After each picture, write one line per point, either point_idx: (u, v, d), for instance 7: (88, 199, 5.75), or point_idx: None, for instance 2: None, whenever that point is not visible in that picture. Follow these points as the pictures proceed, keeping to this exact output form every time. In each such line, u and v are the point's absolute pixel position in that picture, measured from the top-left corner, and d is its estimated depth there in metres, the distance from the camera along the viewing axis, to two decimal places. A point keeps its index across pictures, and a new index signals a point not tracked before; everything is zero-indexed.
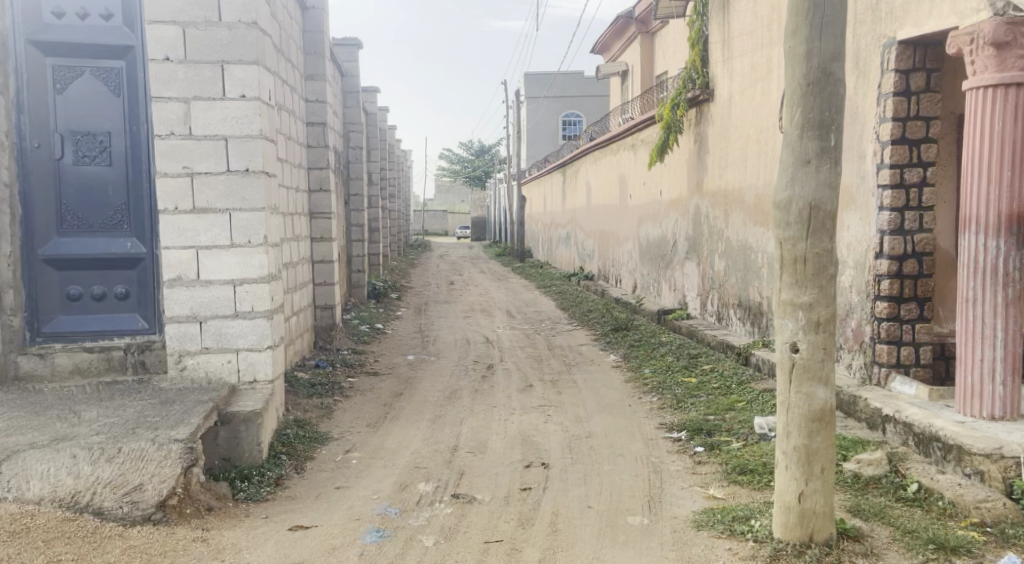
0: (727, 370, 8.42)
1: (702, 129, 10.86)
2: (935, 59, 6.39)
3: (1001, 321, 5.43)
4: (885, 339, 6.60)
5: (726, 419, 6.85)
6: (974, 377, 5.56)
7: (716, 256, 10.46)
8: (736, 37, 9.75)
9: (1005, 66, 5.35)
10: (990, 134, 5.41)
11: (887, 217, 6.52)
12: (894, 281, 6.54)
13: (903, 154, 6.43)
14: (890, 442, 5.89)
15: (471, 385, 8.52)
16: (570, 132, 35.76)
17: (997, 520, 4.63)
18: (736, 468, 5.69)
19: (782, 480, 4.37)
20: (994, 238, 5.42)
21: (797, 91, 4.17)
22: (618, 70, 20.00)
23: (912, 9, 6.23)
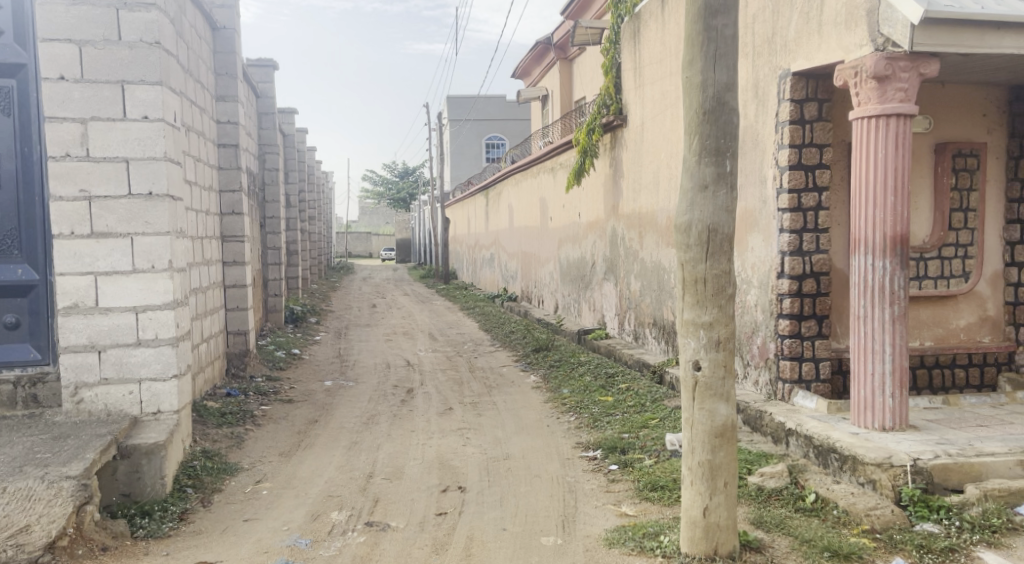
0: (642, 388, 8.60)
1: (616, 153, 11.14)
2: (826, 89, 6.75)
3: (890, 336, 5.74)
4: (789, 355, 6.86)
5: (639, 436, 7.00)
6: (866, 391, 5.86)
7: (631, 276, 10.70)
8: (646, 65, 10.07)
9: (886, 97, 5.69)
10: (875, 161, 5.74)
11: (786, 238, 6.81)
12: (795, 300, 6.82)
13: (800, 179, 6.73)
14: (793, 455, 6.12)
15: (390, 410, 8.46)
16: (494, 155, 36.00)
17: (886, 527, 4.78)
18: (649, 485, 5.82)
19: (688, 495, 4.50)
20: (881, 259, 5.73)
21: (694, 119, 4.35)
22: (539, 95, 20.37)
23: (804, 43, 6.58)
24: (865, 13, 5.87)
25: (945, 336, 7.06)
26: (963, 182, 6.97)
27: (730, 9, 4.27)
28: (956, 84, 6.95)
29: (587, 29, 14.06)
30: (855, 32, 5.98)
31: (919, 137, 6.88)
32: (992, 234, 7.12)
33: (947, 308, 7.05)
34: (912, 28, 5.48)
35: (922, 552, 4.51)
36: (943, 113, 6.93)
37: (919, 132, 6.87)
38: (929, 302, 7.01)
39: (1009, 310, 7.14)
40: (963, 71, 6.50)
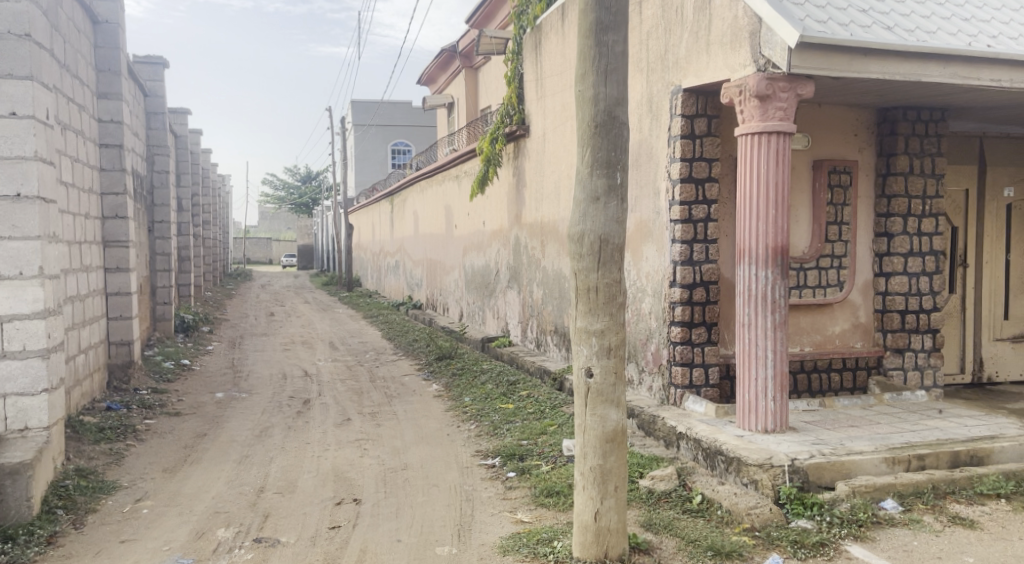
0: (542, 395, 8.70)
1: (519, 163, 11.26)
2: (715, 106, 7.01)
3: (772, 343, 6.01)
4: (680, 361, 7.08)
5: (537, 443, 7.08)
6: (750, 395, 6.11)
7: (534, 284, 10.82)
8: (547, 76, 10.22)
9: (768, 115, 5.96)
10: (758, 176, 6.01)
11: (678, 248, 7.03)
12: (686, 308, 7.04)
13: (690, 192, 6.97)
14: (683, 458, 6.31)
15: (284, 421, 8.27)
16: (399, 161, 35.72)
17: (764, 524, 4.98)
18: (544, 491, 5.89)
19: (580, 500, 4.59)
20: (764, 269, 6.01)
21: (587, 132, 4.45)
22: (444, 102, 20.34)
23: (694, 61, 6.83)
24: (748, 34, 6.14)
25: (823, 342, 7.44)
26: (838, 197, 7.39)
27: (620, 26, 4.40)
28: (831, 106, 7.37)
29: (491, 38, 14.16)
30: (740, 53, 6.24)
31: (798, 154, 7.26)
32: (863, 246, 7.55)
33: (824, 315, 7.44)
34: (789, 51, 5.75)
35: (795, 547, 4.70)
36: (819, 132, 7.34)
37: (798, 149, 7.24)
38: (808, 309, 7.37)
39: (879, 317, 7.59)
40: (838, 93, 6.89)
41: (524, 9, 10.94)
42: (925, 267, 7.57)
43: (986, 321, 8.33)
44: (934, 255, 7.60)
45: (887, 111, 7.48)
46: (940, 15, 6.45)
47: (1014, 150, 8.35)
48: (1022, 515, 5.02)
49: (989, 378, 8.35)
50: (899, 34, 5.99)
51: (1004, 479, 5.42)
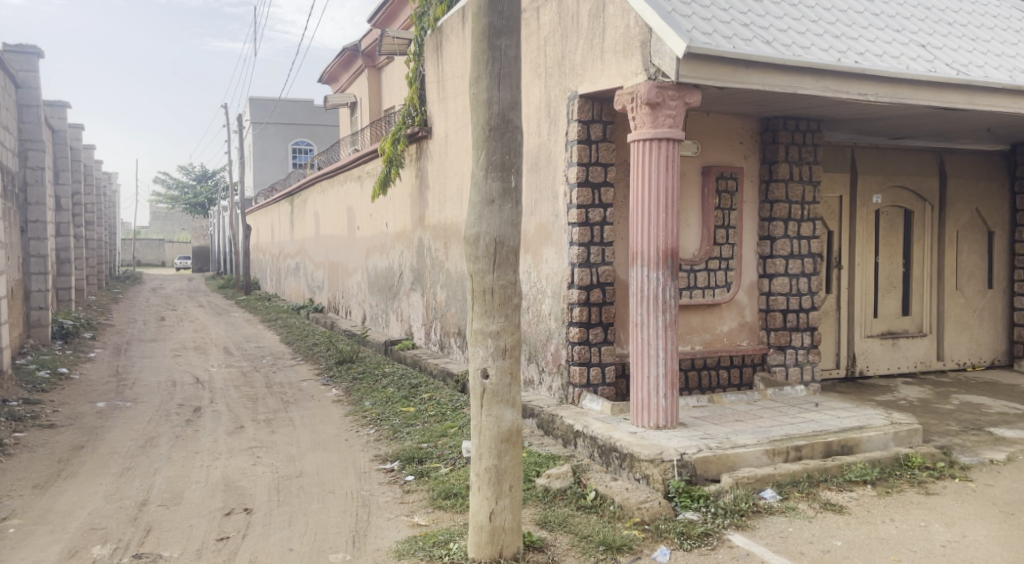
0: (444, 397, 8.72)
1: (422, 164, 11.23)
2: (610, 112, 7.19)
3: (663, 342, 6.21)
4: (578, 361, 7.19)
5: (437, 445, 7.09)
6: (643, 392, 6.30)
7: (437, 287, 10.81)
8: (448, 79, 10.24)
9: (658, 122, 6.16)
10: (649, 181, 6.20)
11: (575, 250, 7.14)
12: (583, 308, 7.16)
13: (587, 196, 7.11)
14: (580, 455, 6.41)
15: (171, 431, 8.01)
16: (300, 160, 34.98)
17: (654, 518, 5.09)
18: (442, 493, 5.91)
19: (475, 501, 4.57)
20: (655, 270, 6.21)
21: (481, 135, 4.47)
22: (347, 102, 20.06)
23: (589, 68, 6.98)
24: (640, 44, 6.34)
25: (712, 340, 7.74)
26: (725, 203, 7.71)
27: (513, 30, 4.45)
28: (718, 114, 7.70)
29: (393, 39, 14.06)
30: (632, 61, 6.43)
31: (688, 160, 7.55)
32: (748, 249, 7.90)
33: (713, 315, 7.74)
34: (677, 61, 5.96)
35: (682, 538, 4.86)
36: (707, 139, 7.65)
37: (688, 156, 7.53)
38: (698, 309, 7.66)
39: (763, 316, 7.95)
40: (724, 102, 7.19)
41: (424, 10, 10.92)
42: (804, 268, 7.96)
43: (860, 320, 8.84)
44: (813, 257, 8.01)
45: (769, 121, 7.85)
46: (815, 32, 6.82)
47: (882, 159, 8.91)
48: (885, 499, 5.37)
49: (861, 372, 8.86)
50: (777, 48, 6.29)
51: (870, 466, 5.78)
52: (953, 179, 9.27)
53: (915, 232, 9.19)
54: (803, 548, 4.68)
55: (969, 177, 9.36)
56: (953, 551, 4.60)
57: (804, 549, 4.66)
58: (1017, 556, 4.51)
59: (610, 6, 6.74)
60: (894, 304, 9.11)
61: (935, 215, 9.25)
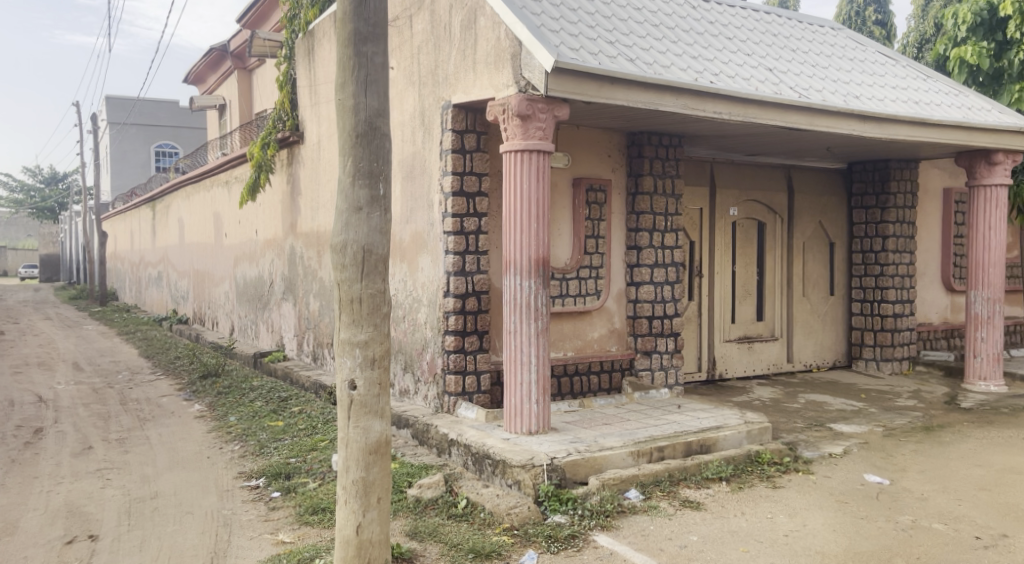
0: (315, 411, 8.56)
1: (293, 170, 10.99)
2: (483, 122, 7.23)
3: (535, 348, 6.33)
4: (454, 370, 7.10)
5: (306, 460, 6.96)
6: (515, 399, 6.39)
7: (310, 296, 10.58)
8: (320, 83, 10.09)
9: (529, 134, 6.28)
10: (521, 191, 6.32)
11: (451, 259, 7.09)
12: (459, 317, 7.09)
13: (462, 205, 7.09)
14: (453, 464, 6.38)
15: (9, 455, 7.50)
16: (164, 163, 33.40)
17: (523, 523, 5.19)
18: (309, 509, 5.80)
19: (341, 514, 4.11)
20: (527, 278, 6.33)
21: (347, 142, 3.98)
22: (216, 103, 19.35)
23: (462, 78, 7.02)
24: (510, 56, 6.44)
25: (583, 346, 7.97)
26: (594, 213, 7.96)
27: (381, 38, 4.01)
28: (588, 128, 7.96)
29: (264, 41, 13.69)
30: (503, 73, 6.52)
31: (560, 172, 7.77)
32: (616, 258, 8.17)
33: (583, 321, 7.96)
34: (546, 75, 6.08)
35: (549, 541, 4.95)
36: (577, 152, 7.89)
37: (559, 167, 7.75)
38: (569, 317, 7.86)
39: (630, 323, 8.24)
40: (592, 116, 7.43)
41: (295, 13, 10.73)
42: (668, 277, 8.33)
43: (719, 325, 9.33)
44: (675, 266, 8.38)
45: (635, 135, 8.18)
46: (674, 53, 7.17)
47: (737, 174, 9.45)
48: (737, 494, 5.68)
49: (721, 374, 9.35)
50: (640, 66, 6.58)
51: (725, 464, 6.11)
52: (799, 193, 9.93)
53: (767, 242, 9.77)
54: (663, 544, 4.88)
55: (814, 192, 10.03)
56: (794, 540, 4.92)
57: (663, 546, 4.86)
58: (849, 541, 4.89)
59: (481, 17, 6.82)
60: (749, 310, 9.65)
61: (784, 226, 9.87)
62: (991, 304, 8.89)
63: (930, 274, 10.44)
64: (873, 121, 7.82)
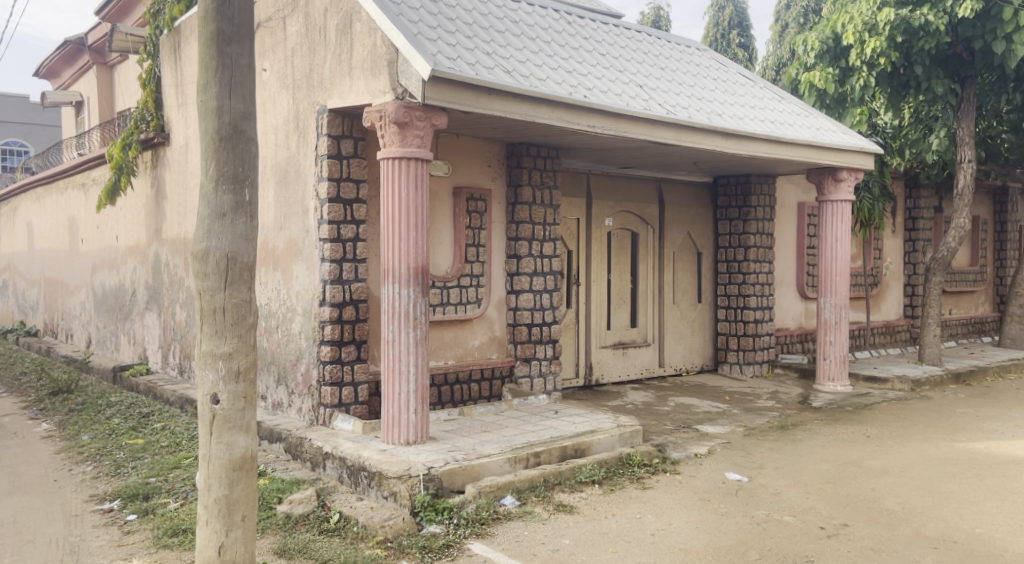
0: (179, 427, 8.22)
1: (158, 174, 10.53)
2: (360, 128, 7.15)
3: (414, 358, 6.29)
4: (330, 381, 6.96)
5: (167, 479, 6.67)
6: (393, 409, 6.32)
7: (176, 306, 10.14)
8: (187, 83, 9.72)
9: (406, 142, 6.24)
10: (399, 199, 6.28)
11: (327, 267, 6.94)
12: (335, 326, 6.96)
13: (339, 212, 6.96)
14: (328, 477, 6.25)
15: None
16: (12, 163, 31.28)
17: (397, 535, 5.15)
18: (168, 531, 5.56)
19: (202, 536, 3.65)
20: (406, 287, 6.29)
21: (208, 147, 3.57)
22: (71, 100, 18.26)
23: (337, 82, 6.89)
24: (386, 62, 6.37)
25: (463, 355, 7.98)
26: (475, 222, 8.00)
27: (246, 38, 3.63)
28: (468, 138, 8.01)
29: (127, 38, 13.05)
30: (379, 79, 6.45)
31: (440, 180, 7.79)
32: (497, 267, 8.25)
33: (463, 330, 7.98)
34: (423, 83, 6.04)
35: (423, 551, 4.93)
36: (456, 161, 7.92)
37: (439, 176, 7.77)
38: (449, 325, 7.86)
39: (510, 330, 8.33)
40: (469, 126, 7.48)
41: (160, 9, 10.27)
42: (546, 285, 8.49)
43: (595, 332, 9.56)
44: (554, 274, 8.55)
45: (513, 146, 8.28)
46: (549, 67, 7.33)
47: (611, 185, 9.72)
48: (609, 496, 5.84)
49: (597, 380, 9.59)
50: (516, 78, 6.67)
51: (598, 467, 6.27)
52: (670, 205, 10.31)
53: (641, 251, 10.09)
54: (536, 549, 4.94)
55: (683, 203, 10.44)
56: (660, 538, 5.10)
57: (536, 550, 4.92)
58: (711, 537, 5.10)
59: (357, 22, 6.73)
60: (623, 317, 9.94)
61: (656, 236, 10.22)
62: (837, 310, 9.56)
63: (787, 281, 11.05)
64: (734, 138, 8.23)
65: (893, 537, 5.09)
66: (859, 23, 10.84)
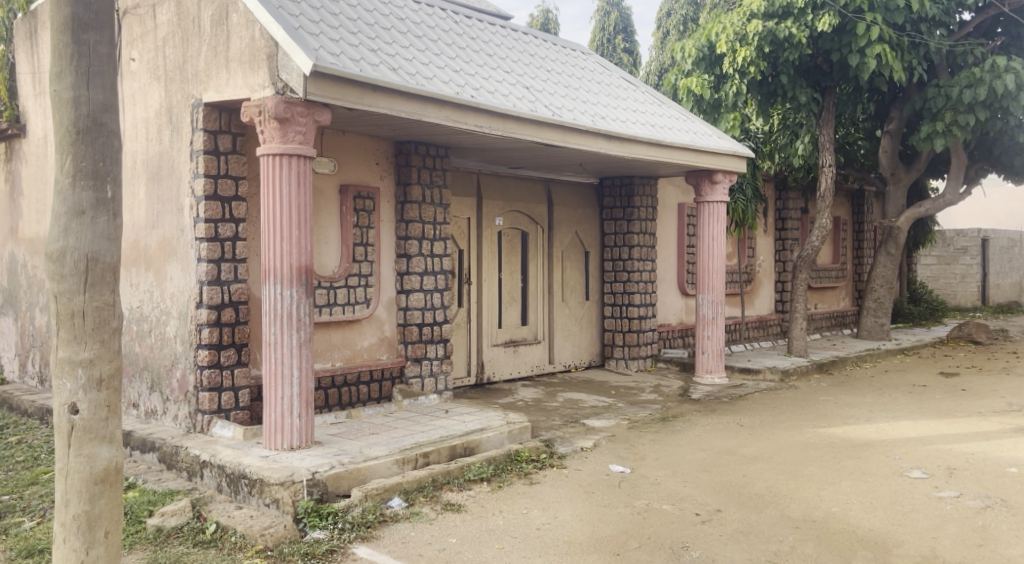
0: (37, 440, 7.71)
1: (14, 168, 9.85)
2: (238, 123, 6.90)
3: (297, 361, 6.12)
4: (208, 387, 6.69)
5: (23, 497, 6.25)
6: (276, 414, 6.12)
7: (35, 311, 9.51)
8: (46, 72, 9.13)
9: (287, 138, 6.05)
10: (281, 197, 6.08)
11: (203, 268, 6.66)
12: (214, 329, 6.69)
13: (216, 210, 6.69)
14: (206, 487, 6.01)
15: None
16: None
17: (277, 543, 4.99)
18: (24, 552, 5.20)
19: (58, 556, 3.42)
20: (289, 288, 6.11)
21: (62, 139, 3.34)
22: None
23: (213, 75, 6.62)
24: (265, 57, 6.15)
25: (352, 356, 7.84)
26: (363, 221, 7.85)
27: (105, 25, 3.43)
28: (354, 135, 7.86)
29: None
30: (258, 73, 6.23)
31: (325, 177, 7.61)
32: (386, 267, 8.12)
33: (351, 331, 7.83)
34: (304, 78, 5.88)
35: (306, 558, 4.80)
36: (342, 158, 7.75)
37: (324, 173, 7.59)
38: (336, 326, 7.69)
39: (400, 331, 8.23)
40: (355, 123, 7.34)
41: None
42: (437, 284, 8.44)
43: (486, 330, 9.57)
44: (444, 274, 8.50)
45: (402, 144, 8.18)
46: (435, 66, 7.28)
47: (501, 184, 9.75)
48: (497, 494, 5.85)
49: (488, 378, 9.60)
50: (401, 76, 6.60)
51: (486, 464, 6.28)
52: (558, 205, 10.43)
53: (530, 250, 10.16)
54: (422, 549, 4.89)
55: (571, 204, 10.59)
56: (545, 532, 5.14)
57: (422, 551, 4.87)
58: (595, 529, 5.18)
59: (233, 14, 6.48)
60: (514, 316, 9.99)
61: (545, 236, 10.32)
62: (715, 306, 9.92)
63: (668, 279, 11.39)
64: (617, 140, 8.41)
65: (760, 520, 5.30)
66: (731, 32, 11.27)
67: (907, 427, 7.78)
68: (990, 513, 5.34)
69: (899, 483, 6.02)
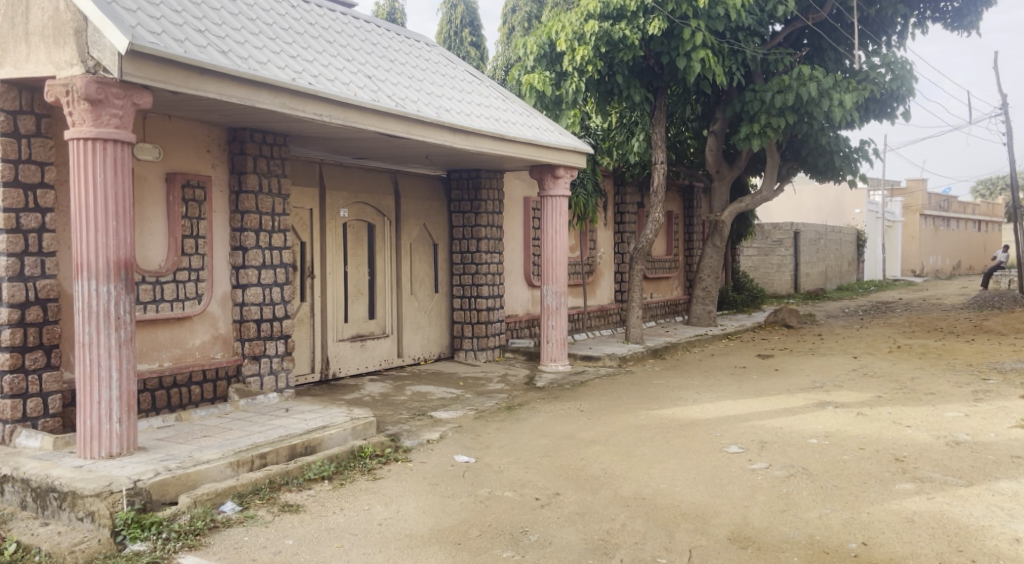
0: None
1: None
2: (43, 103, 6.29)
3: (115, 362, 5.66)
4: (10, 394, 6.10)
5: None
6: (92, 420, 5.64)
7: None
8: None
9: (100, 121, 5.57)
10: (93, 185, 5.59)
11: (3, 262, 6.05)
12: (16, 330, 6.10)
13: (17, 198, 6.10)
14: (8, 503, 5.46)
15: None
16: None
17: (89, 559, 4.64)
18: None
19: None
20: (105, 284, 5.64)
21: None
22: None
23: (10, 49, 6.01)
24: (72, 31, 5.59)
25: (182, 356, 7.38)
26: (193, 212, 7.40)
27: None
28: (180, 120, 7.39)
29: None
30: (63, 49, 5.66)
31: (149, 165, 7.11)
32: (220, 260, 7.68)
33: (182, 329, 7.37)
34: (119, 57, 5.43)
35: None
36: (166, 144, 7.26)
37: (148, 160, 7.08)
38: (164, 324, 7.22)
39: (236, 327, 7.82)
40: (181, 107, 6.89)
41: None
42: (277, 278, 8.09)
43: (331, 325, 9.28)
44: (285, 267, 8.16)
45: (235, 131, 7.77)
46: (269, 50, 6.96)
47: (344, 175, 9.48)
48: (338, 491, 5.67)
49: (333, 374, 9.34)
50: (231, 59, 6.24)
51: (327, 462, 6.07)
52: (405, 197, 10.27)
53: (377, 243, 9.95)
54: (255, 553, 4.66)
55: (418, 196, 10.45)
56: (386, 527, 5.02)
57: (256, 555, 4.64)
58: (436, 520, 5.11)
59: None
60: (361, 309, 9.74)
61: (392, 228, 10.14)
62: (558, 296, 10.10)
63: (514, 271, 11.51)
64: (461, 133, 8.36)
65: (595, 500, 5.41)
66: (570, 32, 11.48)
67: (728, 406, 8.23)
68: (794, 480, 5.71)
69: (722, 458, 6.33)
